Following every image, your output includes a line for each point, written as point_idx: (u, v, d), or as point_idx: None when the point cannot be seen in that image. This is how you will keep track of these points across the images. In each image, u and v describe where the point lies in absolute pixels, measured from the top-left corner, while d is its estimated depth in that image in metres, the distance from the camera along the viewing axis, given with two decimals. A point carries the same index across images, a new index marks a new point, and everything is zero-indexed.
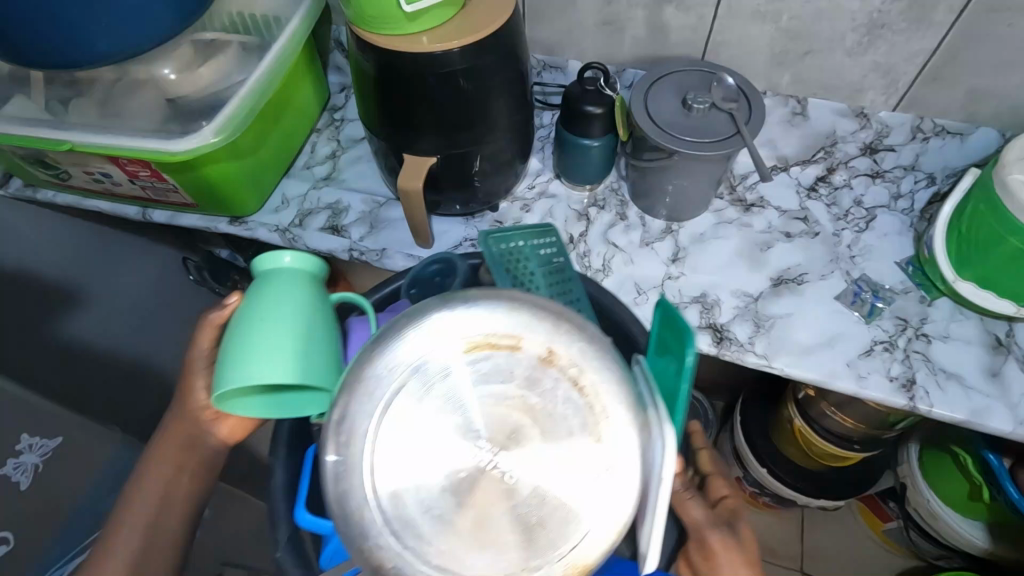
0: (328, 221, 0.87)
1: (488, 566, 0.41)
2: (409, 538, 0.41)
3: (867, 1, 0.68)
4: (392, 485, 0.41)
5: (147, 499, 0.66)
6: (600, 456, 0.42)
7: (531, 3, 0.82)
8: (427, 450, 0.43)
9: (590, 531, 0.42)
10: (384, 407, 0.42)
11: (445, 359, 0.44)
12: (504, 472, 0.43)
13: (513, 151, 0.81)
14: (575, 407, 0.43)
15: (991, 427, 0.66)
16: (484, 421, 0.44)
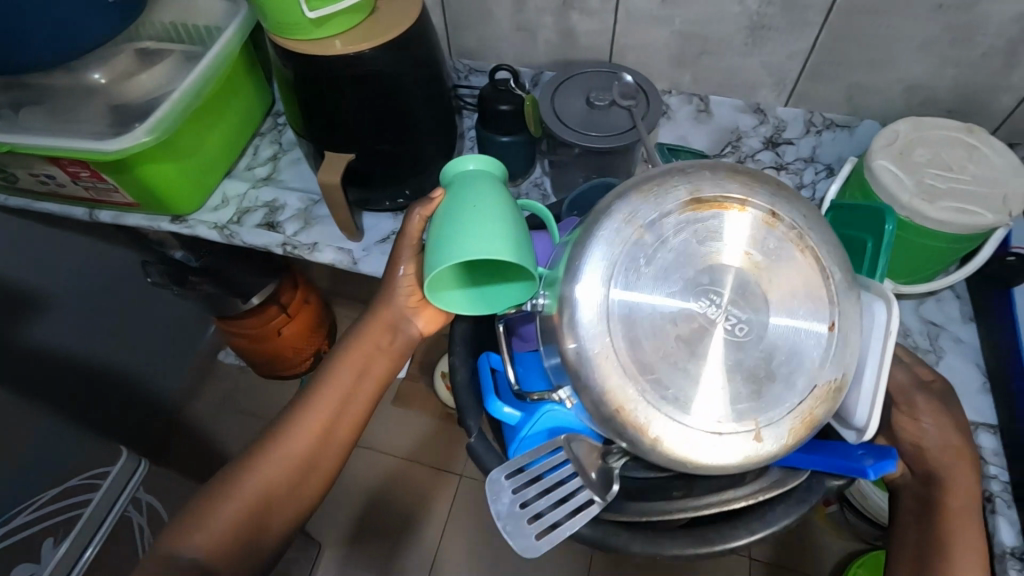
0: (265, 218, 0.91)
1: (721, 399, 0.52)
2: (654, 380, 0.51)
3: (745, 5, 0.74)
4: (632, 336, 0.52)
5: (348, 368, 0.72)
6: (818, 312, 0.52)
7: (451, 12, 0.87)
8: (670, 305, 0.52)
9: (810, 374, 0.52)
10: (633, 267, 0.53)
11: (677, 220, 0.53)
12: (735, 322, 0.53)
13: (435, 148, 0.86)
14: (797, 265, 0.53)
15: None
16: (717, 280, 0.53)
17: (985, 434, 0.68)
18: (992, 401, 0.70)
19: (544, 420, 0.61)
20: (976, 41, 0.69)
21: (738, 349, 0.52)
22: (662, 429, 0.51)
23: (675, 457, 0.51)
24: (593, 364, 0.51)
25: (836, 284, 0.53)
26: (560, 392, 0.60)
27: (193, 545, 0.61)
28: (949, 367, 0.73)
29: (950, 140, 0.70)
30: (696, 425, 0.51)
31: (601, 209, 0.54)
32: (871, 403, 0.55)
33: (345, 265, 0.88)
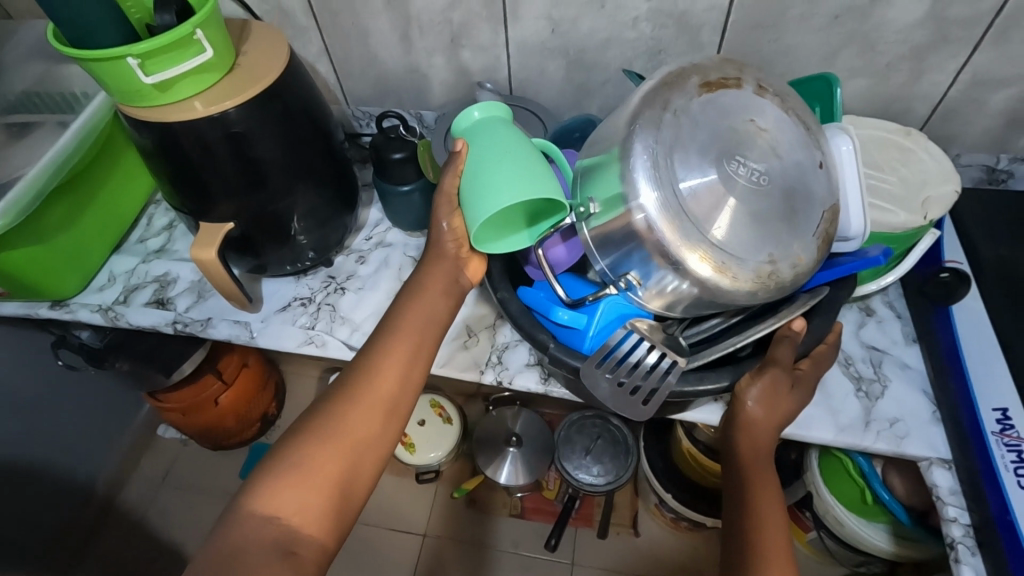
0: (155, 294, 0.84)
1: (773, 245, 0.47)
2: (710, 229, 0.47)
3: (638, 30, 0.69)
4: (687, 198, 0.47)
5: (415, 313, 0.59)
6: (815, 156, 0.49)
7: (338, 58, 0.81)
8: (712, 169, 0.47)
9: (823, 209, 0.49)
10: (662, 146, 0.47)
11: (694, 99, 0.48)
12: (761, 177, 0.47)
13: (330, 203, 0.79)
14: (791, 122, 0.49)
15: (814, 438, 0.65)
16: (743, 146, 0.47)
17: (939, 472, 0.62)
18: (942, 432, 0.64)
19: (606, 311, 0.53)
20: (879, 50, 0.65)
21: (775, 188, 0.47)
22: (718, 277, 0.47)
23: (743, 293, 0.47)
24: (653, 237, 0.47)
25: (813, 130, 0.50)
26: (623, 279, 0.52)
27: (274, 507, 0.49)
28: (894, 398, 0.67)
29: (882, 142, 0.67)
30: (754, 265, 0.47)
31: (631, 105, 0.49)
32: (861, 209, 0.51)
33: (243, 340, 0.80)
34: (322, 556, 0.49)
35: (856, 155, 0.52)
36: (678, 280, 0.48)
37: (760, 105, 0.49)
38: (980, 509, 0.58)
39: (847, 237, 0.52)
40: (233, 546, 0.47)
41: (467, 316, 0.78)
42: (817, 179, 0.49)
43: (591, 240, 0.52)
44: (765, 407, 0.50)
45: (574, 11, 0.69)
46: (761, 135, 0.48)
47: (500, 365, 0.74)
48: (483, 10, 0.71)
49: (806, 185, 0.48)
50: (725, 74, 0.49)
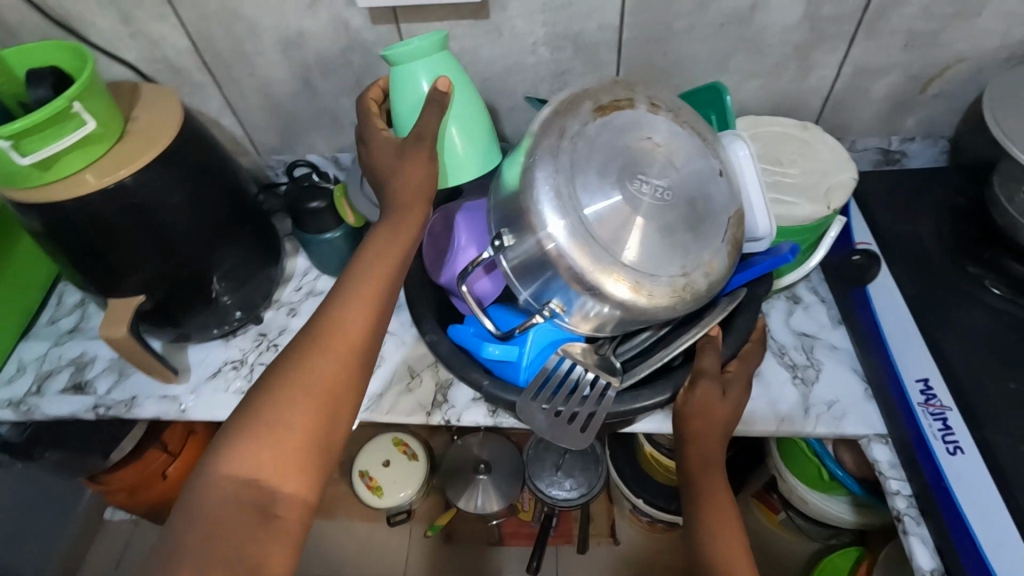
0: (71, 378, 0.78)
1: (684, 255, 0.48)
2: (619, 250, 0.47)
3: (538, 55, 0.69)
4: (595, 221, 0.47)
5: (385, 238, 0.52)
6: (713, 164, 0.51)
7: (242, 109, 0.79)
8: (614, 189, 0.47)
9: (728, 215, 0.50)
10: (560, 172, 0.47)
11: (589, 124, 0.48)
12: (661, 192, 0.48)
13: (250, 260, 0.76)
14: (686, 134, 0.50)
15: (757, 430, 0.66)
16: (642, 164, 0.48)
17: (878, 446, 0.64)
18: (876, 408, 0.66)
19: (537, 338, 0.53)
20: (765, 51, 0.67)
21: (678, 203, 0.48)
22: (636, 294, 0.47)
23: (663, 308, 0.48)
24: (567, 266, 0.48)
25: (709, 140, 0.51)
26: (547, 307, 0.52)
27: (246, 469, 0.43)
28: (828, 380, 0.69)
29: (783, 137, 0.70)
30: (669, 278, 0.47)
31: (529, 136, 0.50)
32: (764, 209, 0.53)
33: (173, 415, 0.76)
34: (302, 511, 0.45)
35: (754, 159, 0.54)
36: (591, 300, 0.49)
37: (654, 122, 0.49)
38: (917, 478, 0.60)
39: (756, 236, 0.53)
40: (201, 512, 0.41)
41: (409, 356, 0.76)
42: (717, 186, 0.50)
43: (510, 270, 0.52)
44: (704, 418, 0.49)
45: (471, 43, 0.69)
46: (657, 150, 0.49)
47: (446, 404, 0.72)
48: (382, 50, 0.70)
49: (706, 193, 0.49)
50: (618, 96, 0.50)
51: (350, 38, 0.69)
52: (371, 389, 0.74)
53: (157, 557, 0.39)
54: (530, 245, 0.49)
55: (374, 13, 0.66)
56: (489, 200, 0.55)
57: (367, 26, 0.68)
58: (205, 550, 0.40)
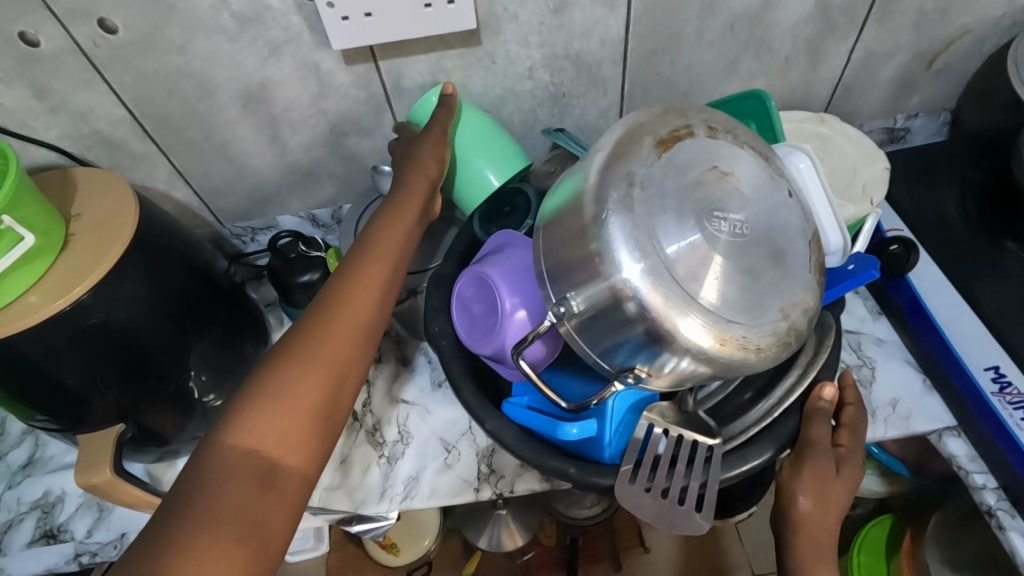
0: (39, 526, 0.65)
1: (777, 293, 0.42)
2: (712, 301, 0.41)
3: (535, 79, 0.62)
4: (683, 272, 0.41)
5: (393, 224, 0.52)
6: (782, 185, 0.46)
7: (194, 178, 0.68)
8: (695, 233, 0.41)
9: (808, 239, 0.45)
10: (634, 220, 0.41)
11: (652, 162, 0.42)
12: (742, 227, 0.42)
13: (236, 350, 0.66)
14: (750, 157, 0.45)
15: None
16: (718, 199, 0.42)
17: (951, 440, 0.62)
18: (940, 399, 0.64)
19: (615, 408, 0.47)
20: (776, 48, 0.62)
21: (760, 238, 0.43)
22: (736, 346, 0.41)
23: (767, 359, 0.42)
24: (652, 329, 0.41)
25: (772, 159, 0.47)
26: (630, 371, 0.45)
27: (255, 435, 0.39)
28: (885, 378, 0.66)
29: (803, 133, 0.65)
30: (768, 322, 0.42)
31: (585, 185, 0.43)
32: (838, 224, 0.48)
33: None
34: (304, 486, 0.40)
35: (815, 171, 0.49)
36: (677, 359, 0.42)
37: (718, 149, 0.44)
38: (1004, 470, 0.58)
39: (830, 254, 0.49)
40: (207, 473, 0.37)
41: (439, 426, 0.68)
42: (790, 209, 0.45)
43: (574, 333, 0.45)
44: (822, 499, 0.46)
45: (461, 74, 0.61)
46: (729, 181, 0.43)
47: (494, 475, 0.65)
48: (360, 93, 0.61)
49: (784, 220, 0.44)
50: (673, 125, 0.44)
51: (321, 84, 0.60)
52: (406, 472, 0.66)
53: (160, 527, 0.34)
54: (602, 310, 0.43)
55: (348, 53, 0.57)
56: (531, 256, 0.48)
57: (341, 69, 0.59)
58: (205, 513, 0.35)
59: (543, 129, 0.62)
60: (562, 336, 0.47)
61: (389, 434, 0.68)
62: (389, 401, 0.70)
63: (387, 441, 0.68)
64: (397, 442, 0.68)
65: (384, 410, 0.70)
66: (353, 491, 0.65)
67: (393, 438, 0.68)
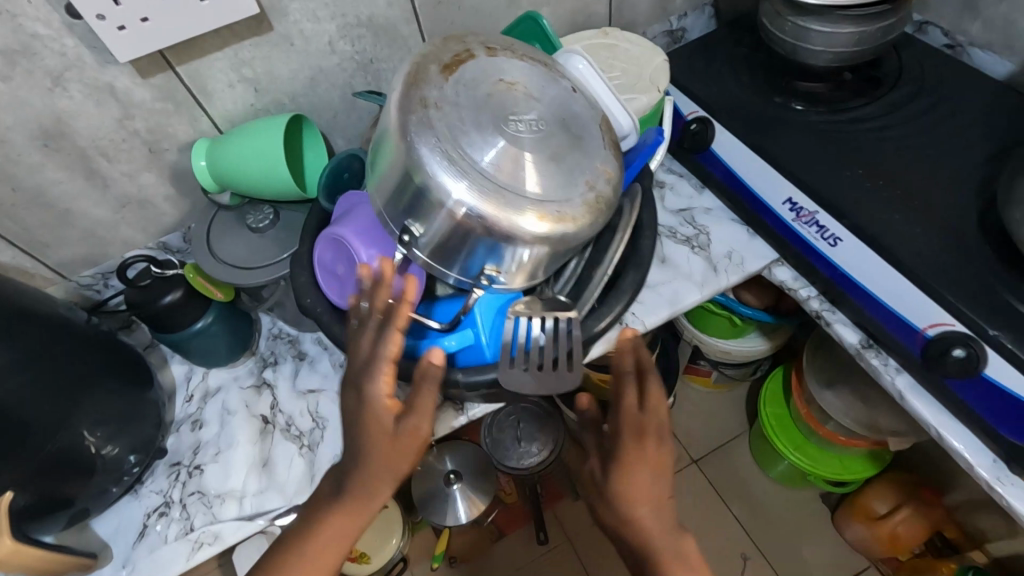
0: None
1: (580, 170, 0.49)
2: (527, 190, 0.47)
3: (339, 52, 0.65)
4: (495, 173, 0.46)
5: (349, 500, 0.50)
6: (564, 83, 0.53)
7: (16, 237, 0.64)
8: (497, 137, 0.47)
9: (596, 121, 0.52)
10: (441, 140, 0.46)
11: (443, 86, 0.47)
12: (536, 124, 0.48)
13: (128, 399, 0.65)
14: (530, 64, 0.52)
15: (688, 303, 0.72)
16: (509, 104, 0.48)
17: (778, 269, 0.74)
18: (763, 240, 0.76)
19: (484, 313, 0.52)
20: None
21: (556, 128, 0.49)
22: (557, 222, 0.47)
23: (588, 227, 0.49)
24: (484, 228, 0.47)
25: (550, 64, 0.53)
26: (482, 275, 0.51)
27: None
28: (718, 236, 0.77)
29: (592, 48, 0.73)
30: (580, 195, 0.48)
31: (391, 122, 0.47)
32: (621, 106, 0.56)
33: None
34: None
35: (592, 68, 0.57)
36: (515, 249, 0.48)
37: (498, 64, 0.50)
38: (820, 279, 0.70)
39: (624, 135, 0.57)
40: None
41: None
42: (576, 101, 0.52)
43: (430, 259, 0.51)
44: (608, 507, 0.54)
45: (265, 63, 0.63)
46: (515, 88, 0.49)
47: None
48: (166, 105, 0.61)
49: (571, 110, 0.50)
50: (455, 52, 0.50)
51: (121, 104, 0.59)
52: (331, 451, 0.68)
53: None
54: (442, 223, 0.48)
55: (140, 65, 0.57)
56: (375, 211, 0.53)
57: (137, 83, 0.58)
58: None
59: (359, 94, 0.65)
60: (419, 263, 0.52)
61: (304, 425, 0.70)
62: (296, 395, 0.72)
63: (304, 432, 0.69)
64: (314, 429, 0.69)
65: (294, 405, 0.71)
66: (284, 487, 0.66)
67: (309, 427, 0.69)
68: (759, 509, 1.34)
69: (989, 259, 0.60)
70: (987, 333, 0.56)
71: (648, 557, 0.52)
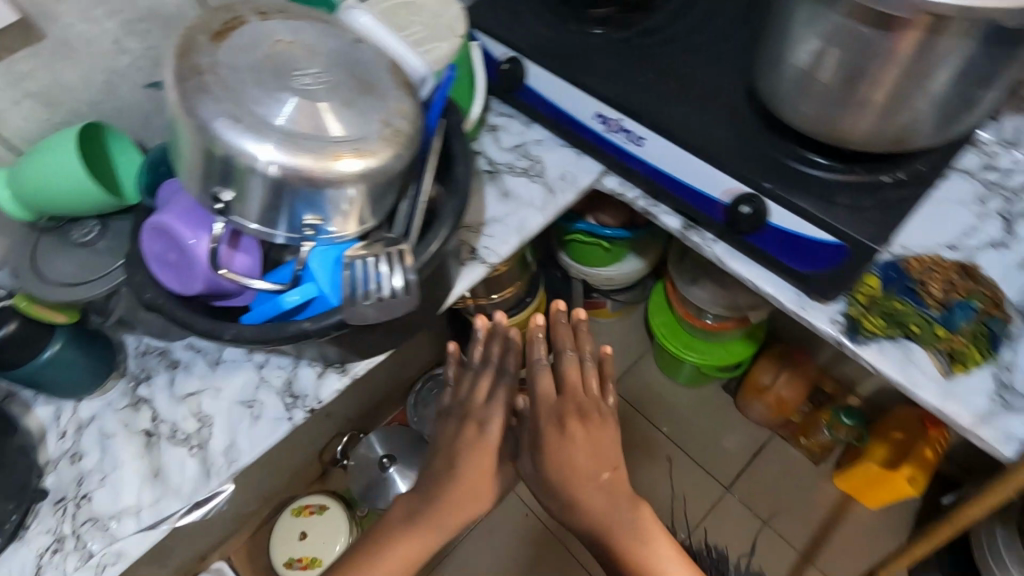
0: None
1: (374, 108, 0.52)
2: (324, 135, 0.50)
3: (128, 50, 0.65)
4: (287, 126, 0.49)
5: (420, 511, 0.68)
6: (345, 34, 0.56)
7: None
8: (281, 91, 0.49)
9: (385, 64, 0.56)
10: (225, 103, 0.48)
11: (217, 54, 0.49)
12: (320, 74, 0.51)
13: None
14: (306, 21, 0.54)
15: (534, 228, 0.79)
16: (288, 60, 0.51)
17: (607, 180, 0.82)
18: (590, 157, 0.83)
19: (320, 264, 0.55)
20: None
21: (342, 75, 0.52)
22: (360, 160, 0.50)
23: (394, 160, 0.52)
24: (292, 181, 0.49)
25: (329, 19, 0.56)
26: (307, 226, 0.54)
27: None
28: (551, 163, 0.84)
29: (388, 11, 0.77)
30: (377, 132, 0.51)
31: (174, 97, 0.49)
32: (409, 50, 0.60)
33: None
34: None
35: (375, 20, 0.61)
36: (329, 193, 0.51)
37: (272, 26, 0.52)
38: (642, 180, 0.78)
39: (421, 78, 0.60)
40: None
41: (232, 393, 0.71)
42: (360, 48, 0.55)
43: (255, 224, 0.54)
44: (556, 494, 0.65)
45: (48, 73, 0.61)
46: (293, 45, 0.52)
47: (299, 398, 0.70)
48: None
49: (354, 56, 0.54)
50: (226, 22, 0.52)
51: None
52: (222, 445, 0.68)
53: None
54: (252, 184, 0.50)
55: None
56: (192, 194, 0.55)
57: None
58: None
59: None
60: (248, 229, 0.54)
61: (190, 427, 0.70)
62: (176, 401, 0.71)
63: (191, 434, 0.69)
64: (200, 428, 0.69)
65: (175, 411, 0.71)
66: (180, 489, 0.67)
67: (195, 428, 0.69)
68: (676, 415, 1.46)
69: (761, 128, 0.70)
70: (763, 188, 0.65)
71: (610, 526, 0.63)
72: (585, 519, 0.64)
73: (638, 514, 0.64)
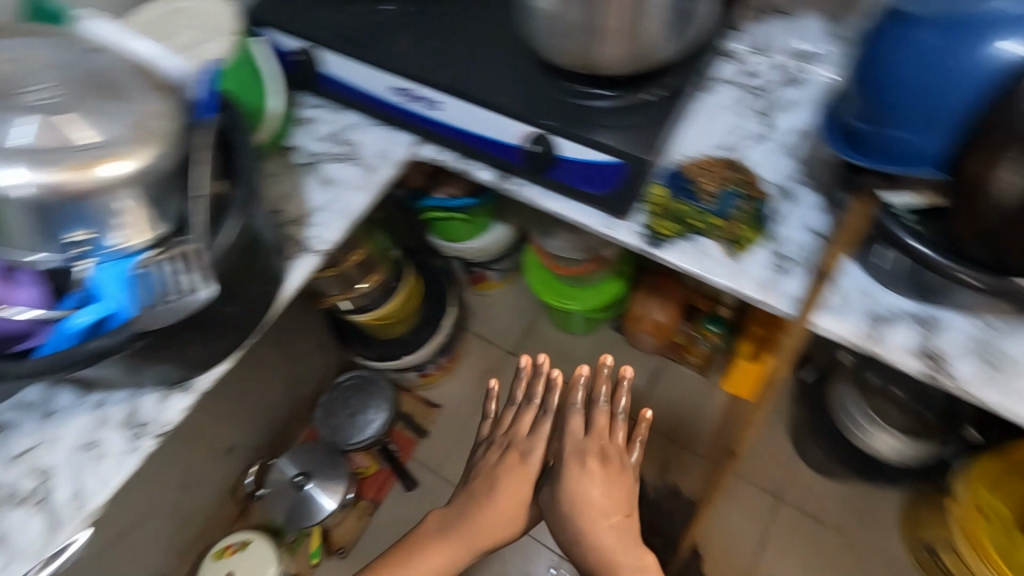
0: None
1: (123, 112, 0.51)
2: (69, 149, 0.49)
3: None
4: (25, 146, 0.48)
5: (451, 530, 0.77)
6: (84, 46, 0.56)
7: None
8: (13, 111, 0.49)
9: (133, 69, 0.55)
10: None
11: None
12: (55, 87, 0.51)
13: None
14: (39, 41, 0.55)
15: (357, 207, 0.80)
16: (17, 79, 0.51)
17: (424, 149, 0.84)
18: (404, 131, 0.85)
19: (104, 276, 0.52)
20: None
21: (81, 87, 0.52)
22: (118, 165, 0.49)
23: (159, 158, 0.51)
24: (50, 200, 0.48)
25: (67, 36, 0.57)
26: (75, 242, 0.51)
27: None
28: (367, 143, 0.85)
29: (156, 22, 0.78)
30: (131, 134, 0.51)
31: None
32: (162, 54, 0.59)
33: None
34: None
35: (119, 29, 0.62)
36: (95, 205, 0.50)
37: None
38: (453, 142, 0.81)
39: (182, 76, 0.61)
40: None
41: (70, 440, 0.68)
42: (103, 58, 0.55)
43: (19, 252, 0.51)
44: (566, 530, 0.74)
45: None
46: (23, 65, 0.52)
47: (143, 427, 0.68)
48: None
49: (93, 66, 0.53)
50: None
51: None
52: (66, 493, 0.65)
53: None
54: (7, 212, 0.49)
55: None
56: None
57: None
58: None
59: None
60: (20, 262, 0.52)
61: (28, 485, 0.66)
62: (8, 463, 0.67)
63: (30, 492, 0.65)
64: (40, 484, 0.66)
65: (8, 473, 0.66)
66: (26, 548, 0.63)
67: (34, 484, 0.66)
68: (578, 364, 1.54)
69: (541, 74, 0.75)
70: (544, 125, 0.71)
71: (615, 562, 0.72)
72: (585, 548, 0.73)
73: (644, 559, 0.72)
